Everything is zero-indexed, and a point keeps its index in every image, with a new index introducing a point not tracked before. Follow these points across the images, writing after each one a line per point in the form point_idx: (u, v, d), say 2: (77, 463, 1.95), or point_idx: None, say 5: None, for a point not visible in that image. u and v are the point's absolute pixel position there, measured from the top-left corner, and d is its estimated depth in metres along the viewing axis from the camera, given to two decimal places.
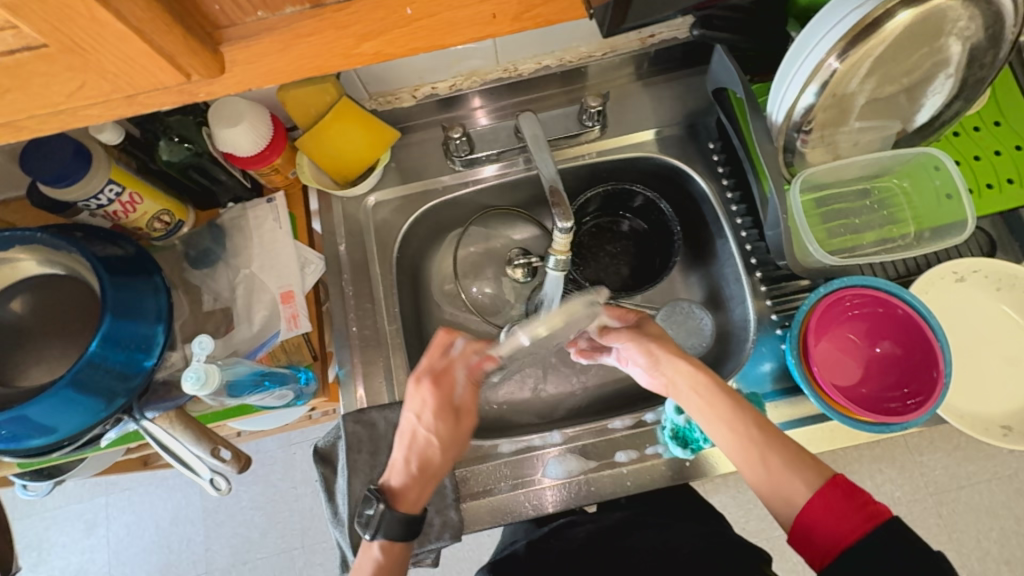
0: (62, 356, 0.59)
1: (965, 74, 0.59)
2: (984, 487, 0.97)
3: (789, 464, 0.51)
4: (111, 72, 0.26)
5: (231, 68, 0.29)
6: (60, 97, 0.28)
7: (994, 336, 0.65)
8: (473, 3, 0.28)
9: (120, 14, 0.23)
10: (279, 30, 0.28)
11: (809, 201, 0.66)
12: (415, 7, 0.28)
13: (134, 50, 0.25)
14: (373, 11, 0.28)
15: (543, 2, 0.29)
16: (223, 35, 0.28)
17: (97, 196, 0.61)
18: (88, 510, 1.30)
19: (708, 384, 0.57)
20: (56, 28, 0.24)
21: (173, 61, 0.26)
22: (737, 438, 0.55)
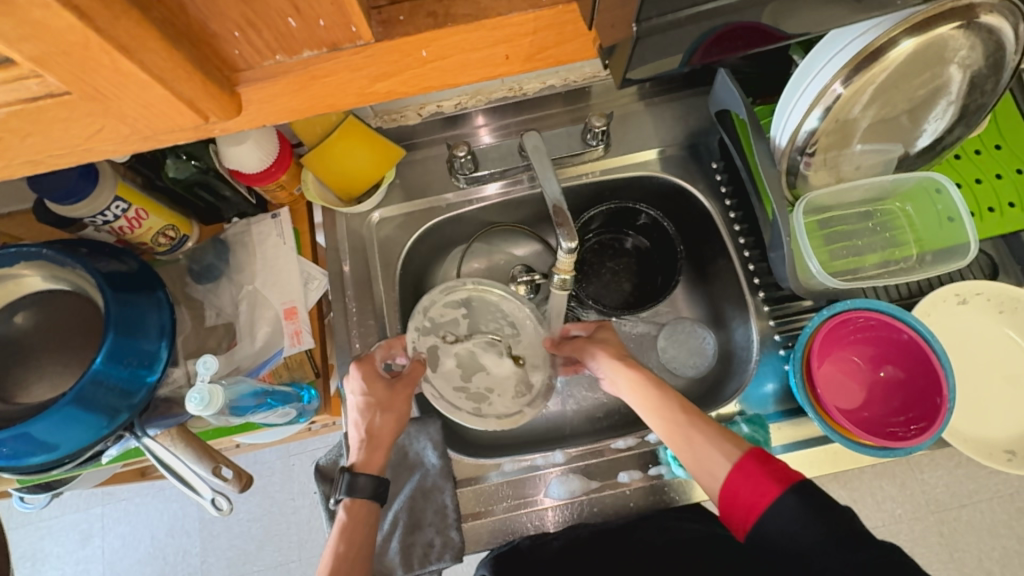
0: (64, 374, 0.58)
1: (966, 101, 0.59)
2: (985, 506, 0.97)
3: (709, 441, 0.55)
4: (130, 115, 0.27)
5: (248, 106, 0.30)
6: (79, 138, 0.28)
7: (997, 359, 0.65)
8: (487, 47, 0.29)
9: (143, 63, 0.23)
10: (295, 72, 0.28)
11: (812, 223, 0.67)
12: (430, 50, 0.29)
13: (155, 96, 0.25)
14: (388, 55, 0.28)
15: (554, 45, 0.30)
16: (240, 77, 0.28)
17: (104, 212, 0.61)
18: (84, 520, 1.29)
19: (642, 380, 0.61)
20: (79, 78, 0.24)
21: (191, 104, 0.27)
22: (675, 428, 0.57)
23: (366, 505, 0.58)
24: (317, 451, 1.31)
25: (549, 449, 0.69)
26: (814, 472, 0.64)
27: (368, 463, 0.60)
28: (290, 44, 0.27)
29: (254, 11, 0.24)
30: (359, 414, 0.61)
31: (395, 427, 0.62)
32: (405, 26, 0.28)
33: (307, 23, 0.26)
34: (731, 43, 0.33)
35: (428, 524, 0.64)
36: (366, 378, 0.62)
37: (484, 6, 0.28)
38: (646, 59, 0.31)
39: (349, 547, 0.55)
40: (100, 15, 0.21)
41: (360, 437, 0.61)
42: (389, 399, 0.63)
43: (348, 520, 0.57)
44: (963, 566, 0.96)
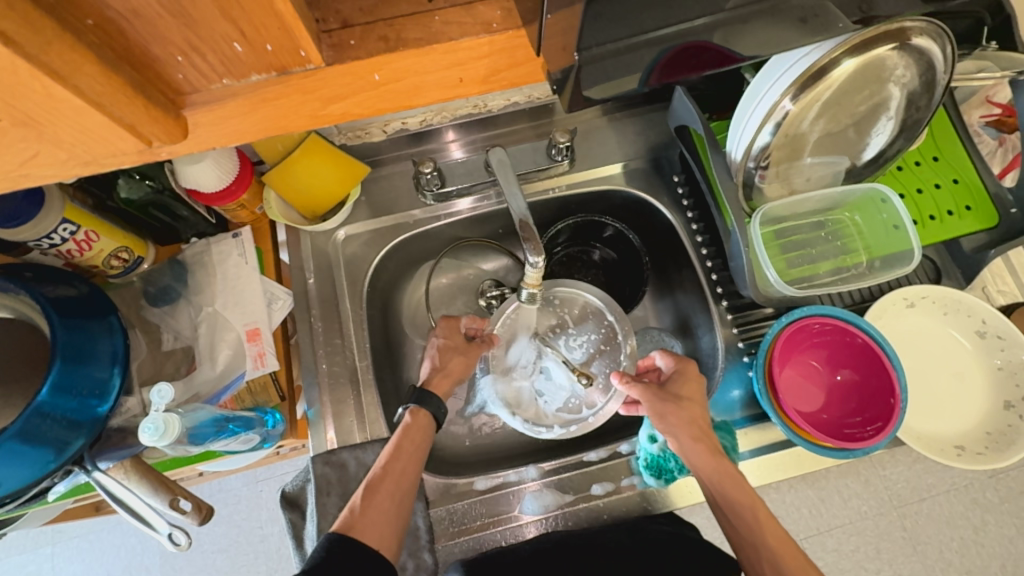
0: (4, 407, 0.55)
1: (904, 116, 0.63)
2: (943, 499, 1.00)
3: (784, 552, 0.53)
4: (69, 141, 0.26)
5: (196, 129, 0.29)
6: (13, 164, 0.27)
7: (942, 359, 0.68)
8: (439, 70, 0.29)
9: (80, 89, 0.23)
10: (244, 95, 0.28)
11: (769, 233, 0.69)
12: (383, 74, 0.29)
13: (94, 122, 0.25)
14: (341, 78, 0.28)
15: (506, 68, 0.31)
16: (187, 100, 0.28)
17: (50, 235, 0.58)
18: (31, 562, 1.21)
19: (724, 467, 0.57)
20: (10, 104, 0.23)
21: (134, 129, 0.26)
22: (736, 512, 0.56)
23: (427, 419, 0.63)
24: (287, 475, 1.27)
25: (522, 464, 0.69)
26: (779, 476, 0.66)
27: (437, 387, 0.67)
28: (238, 67, 0.26)
29: (197, 35, 0.24)
30: (436, 349, 0.69)
31: (466, 369, 0.69)
32: (356, 51, 0.28)
33: (254, 47, 0.25)
34: (694, 62, 0.34)
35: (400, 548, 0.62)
36: (447, 331, 0.70)
37: (436, 31, 0.28)
38: (597, 79, 0.31)
39: (413, 445, 0.60)
40: (30, 41, 0.21)
41: (432, 365, 0.68)
42: (466, 347, 0.70)
43: (413, 424, 0.61)
44: (925, 559, 1.00)
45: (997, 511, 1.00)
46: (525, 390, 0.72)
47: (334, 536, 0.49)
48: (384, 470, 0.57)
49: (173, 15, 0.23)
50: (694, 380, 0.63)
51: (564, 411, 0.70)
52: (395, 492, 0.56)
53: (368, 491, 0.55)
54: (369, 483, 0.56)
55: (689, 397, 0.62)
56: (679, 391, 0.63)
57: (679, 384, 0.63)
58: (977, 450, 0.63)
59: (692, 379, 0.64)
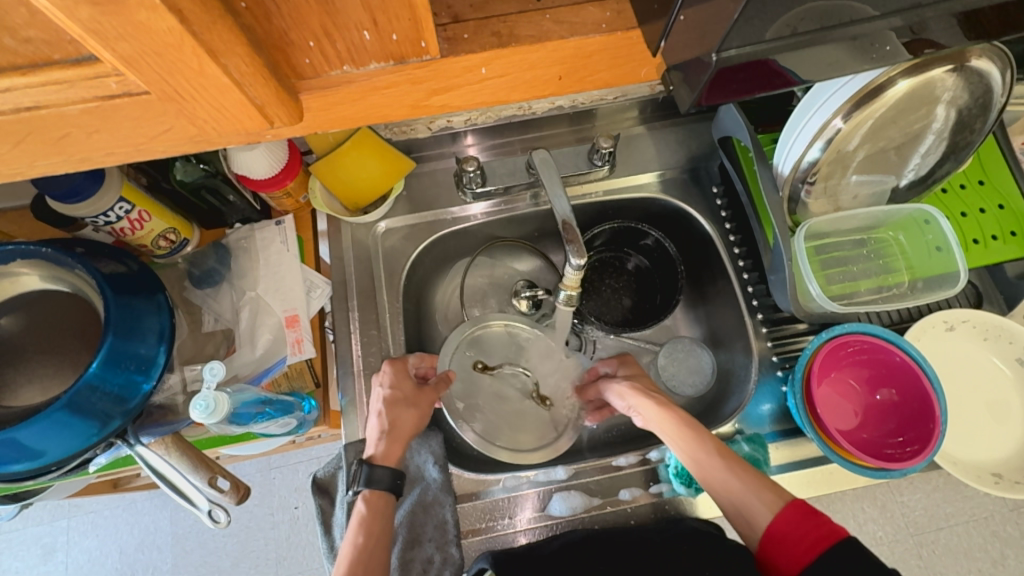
0: (58, 376, 0.56)
1: (956, 138, 0.63)
2: (963, 528, 0.99)
3: (745, 485, 0.58)
4: (199, 116, 0.27)
5: (307, 113, 0.30)
6: (141, 137, 0.28)
7: (981, 383, 0.67)
8: (544, 67, 0.31)
9: (227, 67, 0.24)
10: (359, 83, 0.29)
11: (810, 248, 0.69)
12: (489, 68, 0.30)
13: (230, 100, 0.26)
14: (452, 70, 0.30)
15: (607, 69, 0.33)
16: (303, 85, 0.29)
17: (106, 213, 0.59)
18: (47, 534, 1.23)
19: (675, 420, 0.63)
20: (162, 79, 0.24)
21: (261, 109, 0.28)
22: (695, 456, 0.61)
23: (381, 499, 0.58)
24: (300, 464, 1.28)
25: (549, 465, 0.69)
26: (811, 492, 0.65)
27: (387, 456, 0.61)
28: (359, 56, 0.27)
29: (333, 23, 0.25)
30: (383, 404, 0.63)
31: (414, 424, 0.63)
32: (469, 44, 0.29)
33: (380, 36, 0.26)
34: (735, 82, 0.35)
35: (427, 540, 0.62)
36: (396, 377, 0.65)
37: (547, 29, 0.30)
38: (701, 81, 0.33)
39: (369, 538, 0.54)
40: (199, 21, 0.22)
41: (381, 426, 0.62)
42: (416, 396, 0.65)
43: (368, 512, 0.56)
44: None
45: (1018, 545, 0.99)
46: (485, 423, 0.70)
47: None
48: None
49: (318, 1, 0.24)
50: (635, 364, 0.74)
51: (529, 436, 0.70)
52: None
53: None
54: None
55: (637, 375, 0.71)
56: (629, 371, 0.71)
57: (624, 368, 0.73)
58: (1014, 479, 0.62)
59: (633, 364, 0.74)
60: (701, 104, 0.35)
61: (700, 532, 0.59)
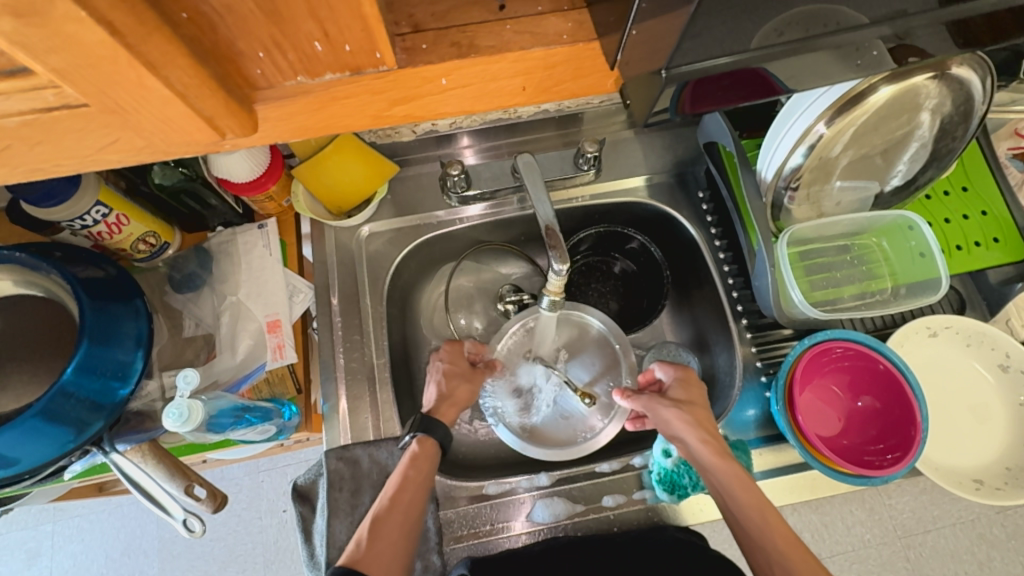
0: (30, 383, 0.55)
1: (937, 145, 0.63)
2: (949, 531, 0.99)
3: (797, 566, 0.51)
4: (146, 128, 0.27)
5: (263, 124, 0.30)
6: (90, 149, 0.28)
7: (963, 389, 0.68)
8: (506, 78, 0.31)
9: (168, 80, 0.24)
10: (315, 93, 0.29)
11: (794, 254, 0.69)
12: (450, 78, 0.30)
13: (176, 112, 0.26)
14: (411, 81, 0.29)
15: (571, 79, 0.33)
16: (258, 95, 0.29)
17: (82, 217, 0.59)
18: (31, 538, 1.21)
19: (730, 469, 0.57)
20: (101, 91, 0.24)
21: (211, 121, 0.27)
22: (741, 513, 0.55)
23: (434, 446, 0.61)
24: (289, 467, 1.27)
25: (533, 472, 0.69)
26: (793, 498, 0.65)
27: (444, 416, 0.64)
28: (313, 66, 0.27)
29: (282, 33, 0.25)
30: (441, 374, 0.67)
31: (471, 394, 0.67)
32: (427, 55, 0.29)
33: (333, 47, 0.26)
34: (720, 91, 0.35)
35: None
36: (452, 356, 0.69)
37: (507, 41, 0.30)
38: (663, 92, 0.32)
39: (418, 474, 0.58)
40: (133, 33, 0.21)
41: (438, 391, 0.66)
42: (470, 373, 0.69)
43: (421, 451, 0.59)
44: None
45: (1002, 546, 0.99)
46: (532, 413, 0.73)
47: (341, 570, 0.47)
48: (391, 502, 0.56)
49: (264, 12, 0.23)
50: (695, 386, 0.65)
51: (568, 432, 0.72)
52: (405, 523, 0.55)
53: (374, 523, 0.54)
54: (377, 515, 0.54)
55: (694, 400, 0.64)
56: (683, 395, 0.64)
57: (680, 390, 0.65)
58: (995, 485, 0.62)
59: (693, 384, 0.65)
60: (681, 109, 0.36)
61: (683, 542, 0.59)
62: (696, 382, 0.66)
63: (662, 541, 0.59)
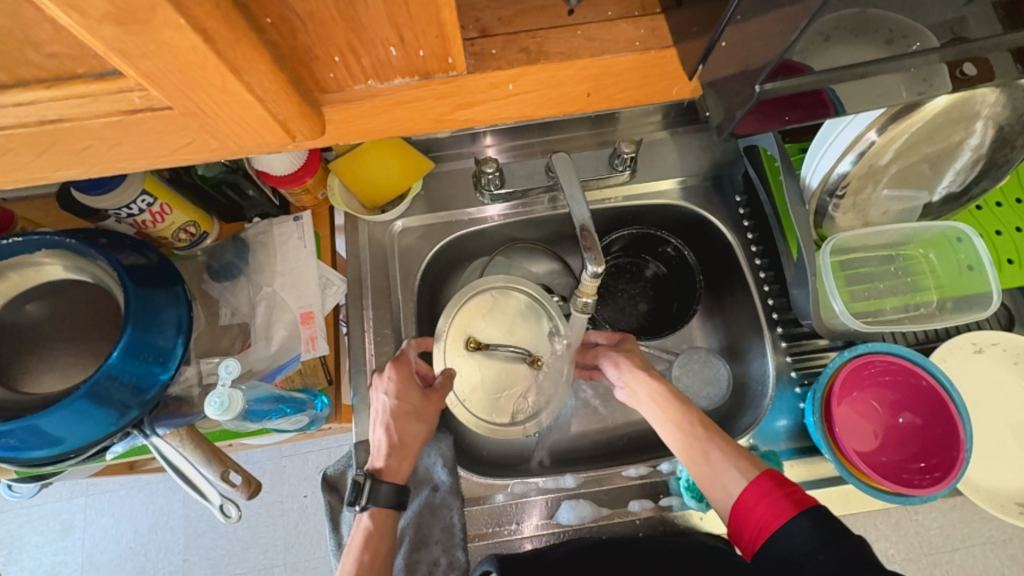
0: (77, 364, 0.57)
1: (995, 155, 0.60)
2: (979, 551, 0.95)
3: (725, 455, 0.56)
4: (223, 131, 0.29)
5: (330, 126, 0.32)
6: (168, 147, 0.30)
7: (1013, 409, 0.65)
8: (572, 84, 0.33)
9: (249, 85, 0.26)
10: (382, 96, 0.31)
11: (835, 263, 0.67)
12: (516, 85, 0.32)
13: (253, 116, 0.28)
14: (480, 86, 0.31)
15: (637, 87, 0.35)
16: (326, 98, 0.30)
17: (129, 206, 0.60)
18: (65, 510, 1.26)
19: (663, 391, 0.62)
20: (187, 95, 0.26)
21: (283, 124, 0.29)
22: (680, 429, 0.59)
23: (387, 514, 0.60)
24: (311, 454, 1.29)
25: (558, 473, 0.69)
26: None
27: (396, 471, 0.63)
28: (384, 71, 0.29)
29: (359, 39, 0.26)
30: (389, 416, 0.63)
31: (423, 438, 0.65)
32: (497, 61, 0.31)
33: (407, 53, 0.28)
34: (778, 109, 0.36)
35: (434, 542, 0.63)
36: (401, 386, 0.65)
37: (577, 47, 0.31)
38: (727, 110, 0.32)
39: (373, 557, 0.57)
40: (223, 40, 0.23)
41: (389, 440, 0.63)
42: (421, 406, 0.65)
43: (374, 528, 0.59)
44: None
45: None
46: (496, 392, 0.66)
47: None
48: None
49: (345, 20, 0.25)
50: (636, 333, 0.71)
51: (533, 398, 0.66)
52: None
53: None
54: None
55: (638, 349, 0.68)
56: (630, 347, 0.68)
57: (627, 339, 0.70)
58: None
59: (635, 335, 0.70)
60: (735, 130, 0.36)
61: (711, 547, 0.59)
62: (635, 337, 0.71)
63: (690, 545, 0.59)
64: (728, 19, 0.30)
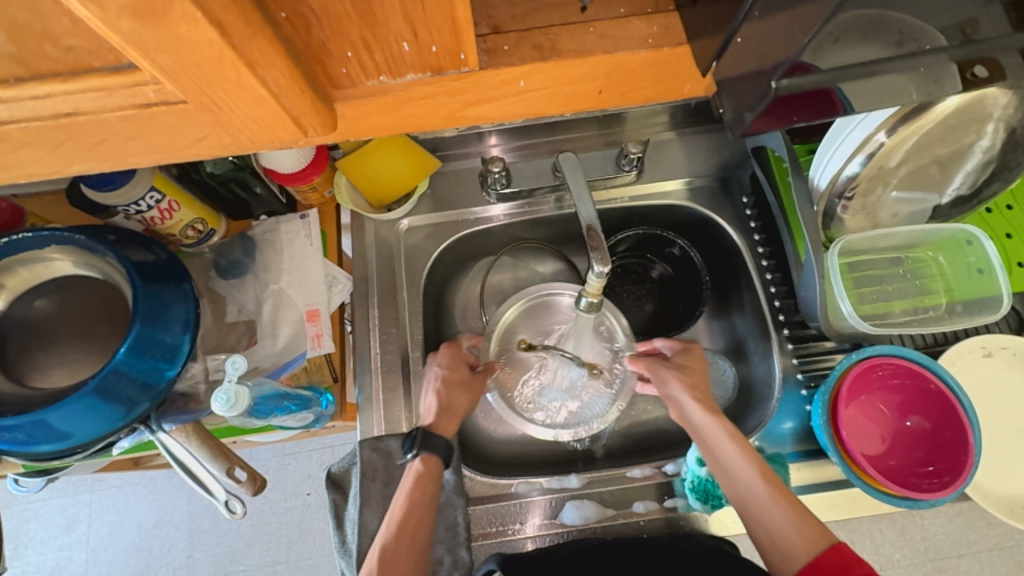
0: (85, 359, 0.58)
1: (1007, 157, 0.59)
2: (985, 557, 0.94)
3: (789, 520, 0.54)
4: (235, 126, 0.29)
5: (341, 122, 0.32)
6: (178, 143, 0.30)
7: (1022, 414, 0.64)
8: (583, 82, 0.33)
9: (264, 79, 0.26)
10: (394, 93, 0.31)
11: (843, 265, 0.67)
12: (527, 82, 0.32)
13: (267, 111, 0.28)
14: (490, 83, 0.31)
15: (647, 85, 0.35)
16: (338, 94, 0.30)
17: (138, 202, 0.60)
18: (71, 506, 1.27)
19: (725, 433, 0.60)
20: (201, 90, 0.26)
21: (295, 120, 0.29)
22: (741, 478, 0.58)
23: (437, 462, 0.61)
24: (314, 452, 1.30)
25: (563, 473, 0.69)
26: (831, 516, 0.63)
27: (445, 428, 0.63)
28: (396, 67, 0.29)
29: (373, 35, 0.26)
30: (439, 381, 0.65)
31: (470, 405, 0.66)
32: (508, 57, 0.31)
33: (419, 48, 0.28)
34: (789, 108, 0.35)
35: (438, 541, 0.62)
36: (451, 359, 0.68)
37: (589, 44, 0.31)
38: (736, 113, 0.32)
39: (424, 495, 0.58)
40: (239, 34, 0.23)
41: (436, 401, 0.64)
42: (469, 380, 0.68)
43: (425, 471, 0.59)
44: None
45: None
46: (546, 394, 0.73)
47: None
48: (399, 528, 0.56)
49: (359, 15, 0.25)
50: (697, 355, 0.68)
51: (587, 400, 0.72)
52: (412, 551, 0.55)
53: (383, 558, 0.54)
54: (384, 544, 0.55)
55: (694, 367, 0.67)
56: (685, 361, 0.67)
57: (683, 357, 0.68)
58: None
59: (696, 354, 0.69)
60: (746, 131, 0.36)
61: (717, 551, 0.58)
62: (697, 353, 0.69)
63: (694, 547, 0.59)
64: (743, 16, 0.30)
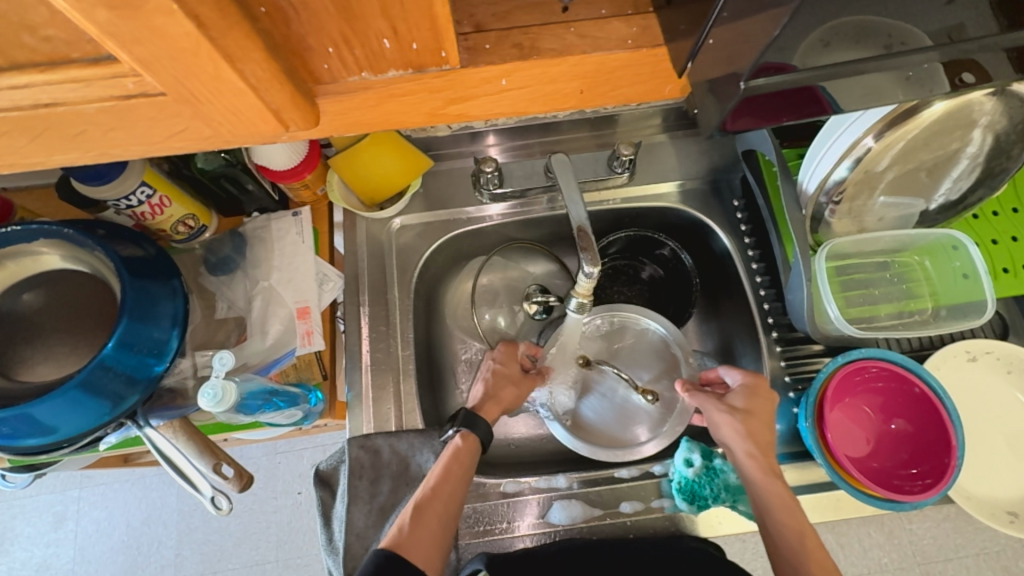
0: (72, 353, 0.57)
1: (991, 164, 0.60)
2: (970, 561, 0.95)
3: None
4: (216, 119, 0.30)
5: (323, 117, 0.32)
6: (160, 135, 0.31)
7: (1005, 418, 0.65)
8: (564, 81, 0.33)
9: (243, 72, 0.26)
10: (376, 88, 0.31)
11: (831, 268, 0.67)
12: (509, 80, 0.32)
13: (247, 105, 0.28)
14: (472, 80, 0.31)
15: (628, 85, 0.35)
16: (320, 90, 0.31)
17: (128, 197, 0.60)
18: (58, 502, 1.26)
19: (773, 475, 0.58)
20: (181, 82, 0.26)
21: (276, 113, 0.30)
22: (782, 524, 0.55)
23: (476, 444, 0.62)
24: (305, 451, 1.29)
25: (551, 472, 0.69)
26: (815, 517, 0.64)
27: (487, 414, 0.66)
28: (378, 63, 0.29)
29: (352, 30, 0.27)
30: (490, 372, 0.69)
31: (519, 401, 0.68)
32: (490, 55, 0.31)
33: (399, 44, 0.28)
34: (769, 109, 0.36)
35: None
36: (505, 356, 0.71)
37: (569, 44, 0.32)
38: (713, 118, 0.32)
39: (460, 468, 0.59)
40: (216, 27, 0.23)
41: (485, 389, 0.68)
42: (519, 378, 0.70)
43: (464, 447, 0.61)
44: None
45: None
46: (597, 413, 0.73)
47: (384, 552, 0.48)
48: (433, 491, 0.57)
49: (338, 10, 0.25)
50: (763, 397, 0.62)
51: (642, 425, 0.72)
52: (443, 515, 0.56)
53: (416, 510, 0.55)
54: (418, 504, 0.56)
55: (757, 412, 0.61)
56: (749, 405, 0.61)
57: (745, 398, 0.62)
58: None
59: (762, 393, 0.62)
60: (724, 129, 0.37)
61: (700, 553, 0.58)
62: (765, 392, 0.62)
63: (678, 548, 0.59)
64: (716, 17, 0.30)
